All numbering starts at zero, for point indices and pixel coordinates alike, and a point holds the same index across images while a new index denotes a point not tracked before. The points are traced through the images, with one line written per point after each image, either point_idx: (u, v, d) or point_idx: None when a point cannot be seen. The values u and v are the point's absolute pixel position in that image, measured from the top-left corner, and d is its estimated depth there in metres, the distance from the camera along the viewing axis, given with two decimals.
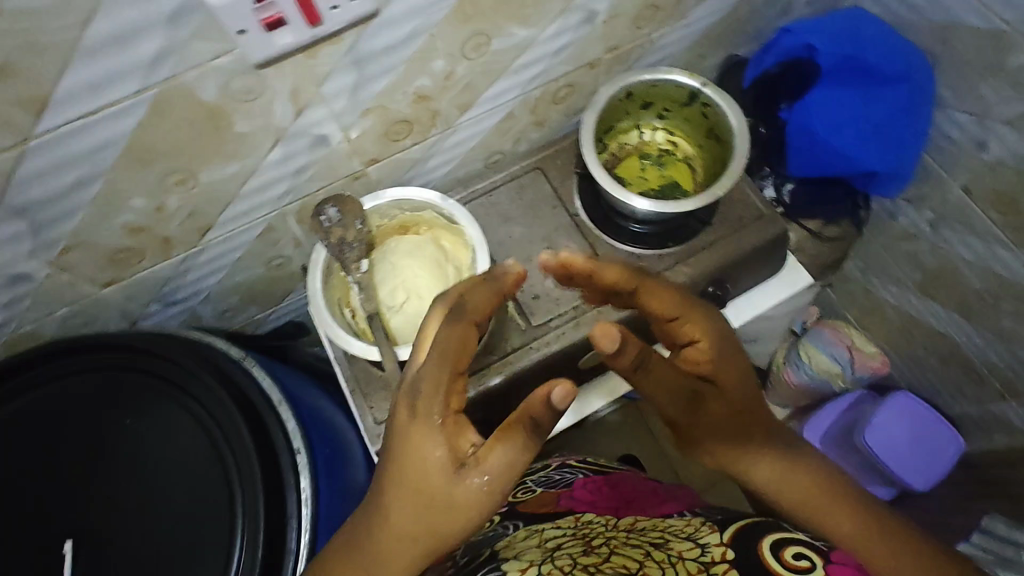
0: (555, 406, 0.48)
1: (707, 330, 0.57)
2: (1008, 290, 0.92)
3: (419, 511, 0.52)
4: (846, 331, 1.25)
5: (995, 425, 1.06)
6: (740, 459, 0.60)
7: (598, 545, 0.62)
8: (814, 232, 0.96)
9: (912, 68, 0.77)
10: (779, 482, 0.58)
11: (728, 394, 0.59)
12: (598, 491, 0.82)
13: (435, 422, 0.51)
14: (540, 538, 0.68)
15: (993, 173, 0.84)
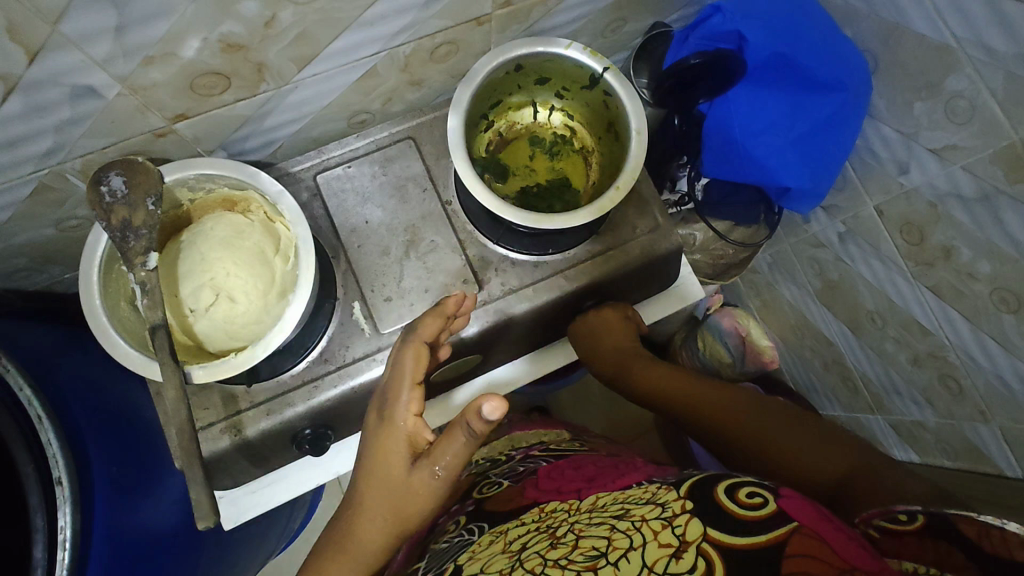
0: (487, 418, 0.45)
1: (622, 313, 0.74)
2: (895, 316, 0.89)
3: (384, 499, 0.50)
4: (744, 321, 1.21)
5: (859, 432, 1.08)
6: (672, 384, 0.71)
7: (562, 534, 0.48)
8: (721, 234, 0.89)
9: (848, 75, 0.66)
10: (691, 391, 0.69)
11: (653, 373, 0.73)
12: (564, 474, 0.64)
13: (395, 422, 0.50)
14: (502, 543, 0.52)
15: (907, 200, 0.78)
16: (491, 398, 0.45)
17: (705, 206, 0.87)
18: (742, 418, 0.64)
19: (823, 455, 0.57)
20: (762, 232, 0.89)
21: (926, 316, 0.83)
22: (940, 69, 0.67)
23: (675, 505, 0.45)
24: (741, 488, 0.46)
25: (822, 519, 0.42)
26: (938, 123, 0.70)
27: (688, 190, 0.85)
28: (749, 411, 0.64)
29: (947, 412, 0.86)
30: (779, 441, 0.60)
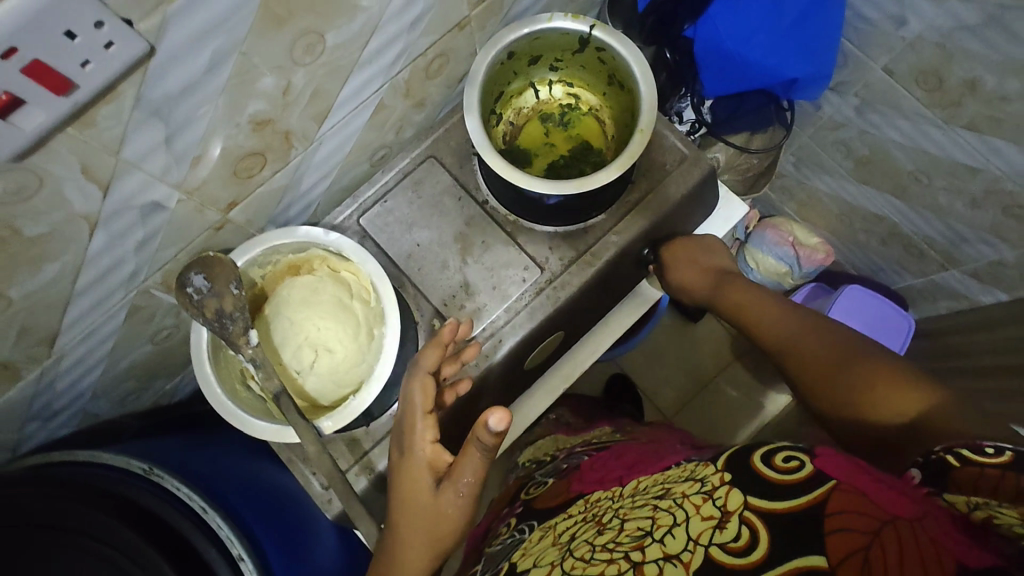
0: (494, 429, 0.46)
1: (695, 244, 0.74)
2: (936, 166, 0.88)
3: (419, 528, 0.52)
4: (788, 227, 1.21)
5: (939, 292, 1.07)
6: (753, 309, 0.70)
7: (607, 520, 0.49)
8: (743, 145, 0.89)
9: None
10: (772, 318, 0.68)
11: (735, 298, 0.72)
12: (605, 463, 0.63)
13: (414, 451, 0.52)
14: (552, 539, 0.52)
15: (913, 50, 0.78)
16: (496, 412, 0.47)
17: (718, 125, 0.88)
18: (815, 356, 0.62)
19: (908, 399, 0.52)
20: (779, 130, 0.90)
21: (970, 154, 0.82)
22: None
23: (714, 479, 0.45)
24: (776, 451, 0.44)
25: (860, 468, 0.41)
26: None
27: (697, 115, 0.86)
28: (828, 347, 0.61)
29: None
30: (858, 377, 0.57)
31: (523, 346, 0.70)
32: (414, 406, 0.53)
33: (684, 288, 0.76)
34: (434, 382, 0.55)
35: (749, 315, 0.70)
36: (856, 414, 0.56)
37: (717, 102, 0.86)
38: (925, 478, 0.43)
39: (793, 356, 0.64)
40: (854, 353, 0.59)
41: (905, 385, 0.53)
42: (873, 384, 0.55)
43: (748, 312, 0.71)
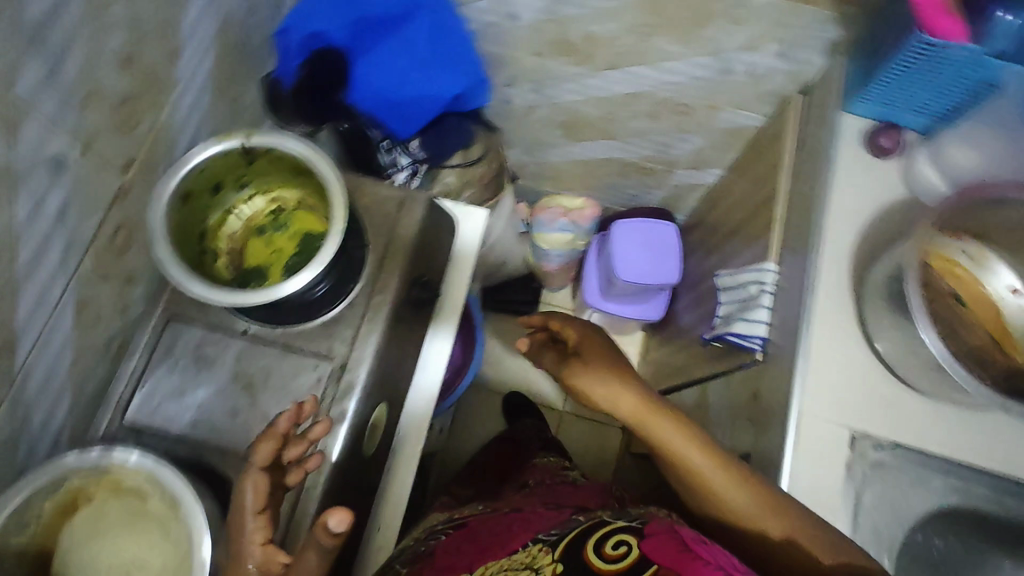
0: (333, 532, 0.44)
1: (573, 329, 0.77)
2: (611, 103, 1.07)
3: None
4: (555, 203, 1.36)
5: (678, 189, 1.29)
6: (689, 458, 0.63)
7: None
8: (463, 162, 1.03)
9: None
10: (705, 473, 0.61)
11: (592, 368, 0.72)
12: (463, 549, 0.63)
13: (245, 551, 0.49)
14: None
15: (537, 32, 0.94)
16: (337, 513, 0.45)
17: (437, 156, 0.99)
18: (740, 504, 0.60)
19: (752, 504, 0.60)
20: (480, 141, 1.06)
21: (624, 84, 1.00)
22: None
23: (548, 567, 0.55)
24: (608, 539, 0.55)
25: (684, 550, 0.52)
26: None
27: (415, 156, 0.96)
28: (749, 496, 0.60)
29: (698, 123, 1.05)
30: (757, 519, 0.59)
31: (352, 439, 0.68)
32: (250, 502, 0.50)
33: (541, 354, 0.82)
34: (267, 480, 0.51)
35: (669, 444, 0.64)
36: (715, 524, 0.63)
37: (421, 138, 0.97)
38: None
39: (713, 493, 0.61)
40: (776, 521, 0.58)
41: (741, 481, 0.61)
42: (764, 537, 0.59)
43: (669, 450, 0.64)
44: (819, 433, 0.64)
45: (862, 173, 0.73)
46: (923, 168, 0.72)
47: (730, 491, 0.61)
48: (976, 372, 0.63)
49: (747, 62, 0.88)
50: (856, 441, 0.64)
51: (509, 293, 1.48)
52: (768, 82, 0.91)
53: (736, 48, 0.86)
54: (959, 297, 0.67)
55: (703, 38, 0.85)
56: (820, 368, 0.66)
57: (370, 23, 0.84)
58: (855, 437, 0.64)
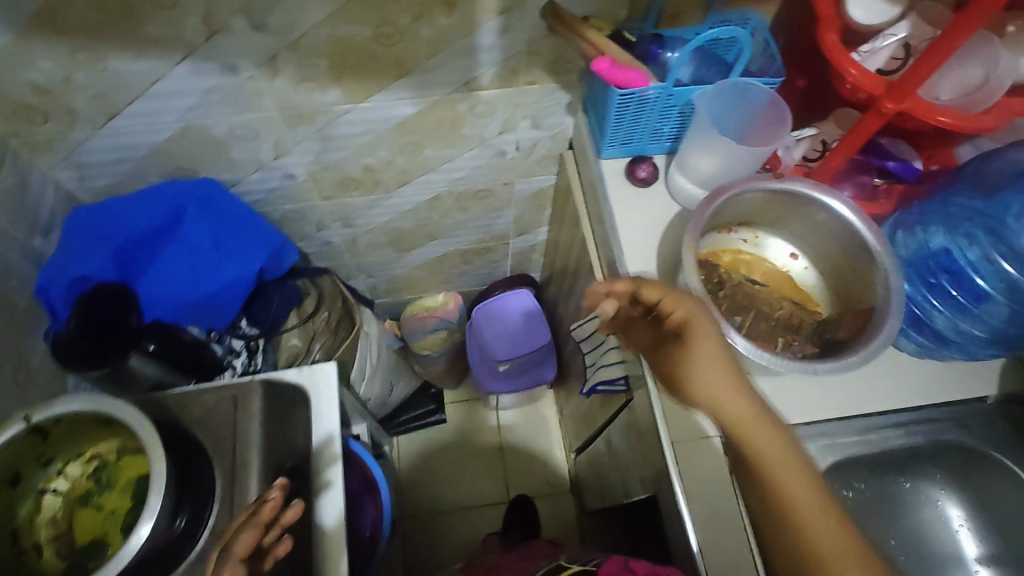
0: None
1: (676, 300, 0.62)
2: (421, 210, 1.12)
3: None
4: (418, 309, 1.39)
5: (521, 254, 1.36)
6: (790, 489, 0.57)
7: None
8: (301, 320, 1.02)
9: (171, 200, 0.84)
10: (795, 502, 0.57)
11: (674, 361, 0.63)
12: None
13: None
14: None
15: (319, 179, 0.97)
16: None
17: (268, 322, 0.98)
18: (814, 526, 0.56)
19: (846, 546, 0.55)
20: (313, 293, 1.06)
21: (421, 191, 1.05)
22: (204, 134, 0.83)
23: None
24: None
25: None
26: (252, 146, 0.87)
27: (244, 332, 0.95)
28: (840, 541, 0.55)
29: (504, 199, 1.13)
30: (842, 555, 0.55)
31: None
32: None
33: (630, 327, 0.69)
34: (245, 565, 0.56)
35: (760, 452, 0.59)
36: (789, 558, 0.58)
37: (249, 316, 0.97)
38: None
39: (797, 507, 0.57)
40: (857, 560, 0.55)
41: (808, 486, 0.57)
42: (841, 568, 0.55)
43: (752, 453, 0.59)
44: (693, 454, 0.67)
45: (634, 205, 0.81)
46: (682, 182, 0.79)
47: (795, 475, 0.57)
48: (791, 338, 0.70)
49: (513, 141, 0.97)
50: None
51: (412, 408, 1.45)
52: (539, 150, 1.00)
53: (497, 135, 0.94)
54: (751, 281, 0.74)
55: (464, 137, 0.93)
56: (672, 392, 0.69)
57: (138, 241, 0.82)
58: (727, 442, 0.67)
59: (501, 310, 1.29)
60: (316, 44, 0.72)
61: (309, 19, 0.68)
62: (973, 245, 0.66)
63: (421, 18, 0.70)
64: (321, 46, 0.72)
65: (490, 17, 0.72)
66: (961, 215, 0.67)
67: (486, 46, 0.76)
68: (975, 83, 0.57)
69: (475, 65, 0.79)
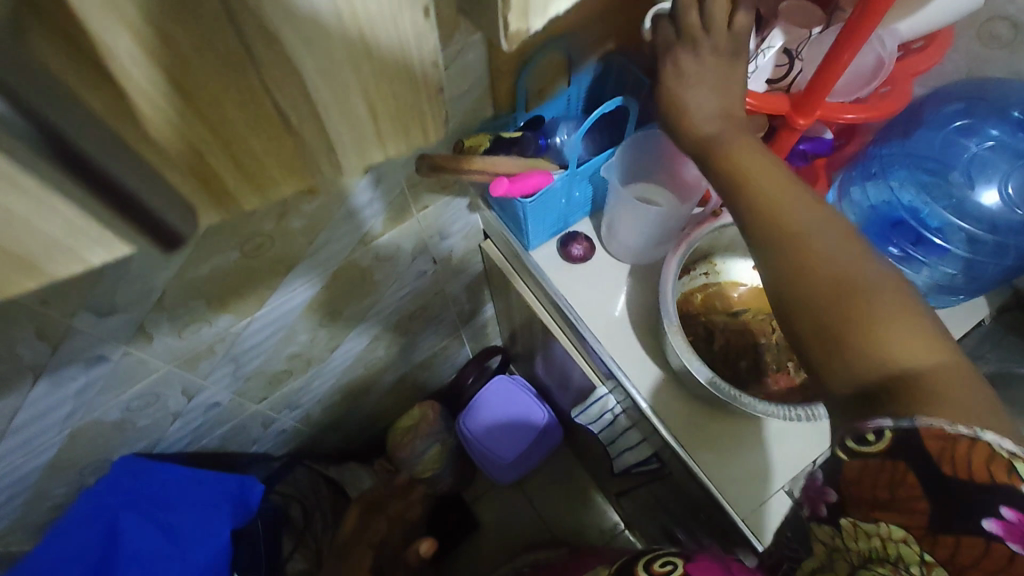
0: None
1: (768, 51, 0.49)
2: (365, 355, 1.02)
3: None
4: (398, 435, 1.27)
5: (476, 335, 1.28)
6: (848, 312, 0.38)
7: None
8: (296, 541, 0.91)
9: (93, 515, 0.73)
10: (857, 307, 0.38)
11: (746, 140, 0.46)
12: None
13: None
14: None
15: (247, 391, 0.86)
16: None
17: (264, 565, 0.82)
18: (900, 336, 0.37)
19: (909, 338, 0.37)
20: (294, 502, 0.95)
21: (357, 342, 0.96)
22: (99, 425, 0.70)
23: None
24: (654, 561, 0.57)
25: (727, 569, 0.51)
26: (160, 407, 0.75)
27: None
28: (918, 352, 0.36)
29: (441, 304, 1.05)
30: (923, 376, 0.36)
31: None
32: None
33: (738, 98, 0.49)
34: None
35: (809, 253, 0.40)
36: (848, 374, 0.38)
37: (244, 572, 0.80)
38: (830, 486, 0.41)
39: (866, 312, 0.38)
40: (961, 384, 0.36)
41: (894, 321, 0.37)
42: (940, 390, 0.35)
43: (805, 244, 0.40)
44: (767, 518, 0.62)
45: (587, 287, 0.75)
46: (615, 244, 0.74)
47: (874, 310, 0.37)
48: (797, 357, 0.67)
49: (429, 259, 0.89)
50: None
51: (442, 525, 1.35)
52: (457, 252, 0.93)
53: (411, 263, 0.86)
54: (732, 316, 0.70)
55: (378, 281, 0.85)
56: (716, 465, 0.65)
57: None
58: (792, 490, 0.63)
59: (488, 404, 1.23)
60: (182, 292, 0.61)
61: (164, 277, 0.58)
62: (911, 187, 0.62)
63: (285, 216, 0.62)
64: (189, 291, 0.62)
65: (358, 180, 0.64)
66: (901, 164, 0.63)
67: (366, 203, 0.68)
68: (871, 64, 0.55)
69: (362, 223, 0.71)
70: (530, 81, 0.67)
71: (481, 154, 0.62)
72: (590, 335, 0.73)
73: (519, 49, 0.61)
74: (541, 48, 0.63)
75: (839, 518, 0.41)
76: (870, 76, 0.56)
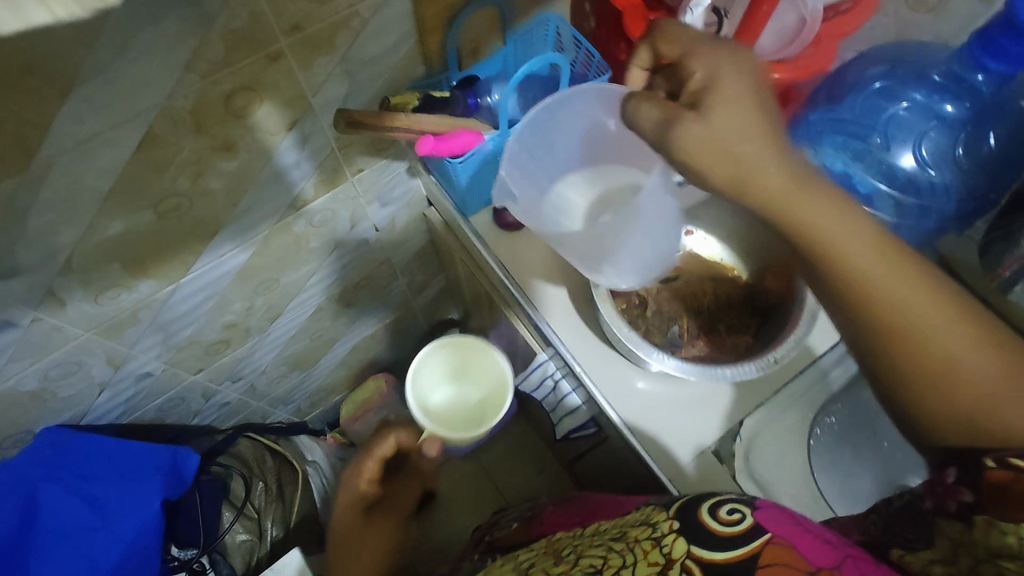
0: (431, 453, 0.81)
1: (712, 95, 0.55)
2: (309, 325, 1.00)
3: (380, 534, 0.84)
4: (351, 410, 1.27)
5: (429, 309, 1.28)
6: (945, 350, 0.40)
7: (563, 555, 0.54)
8: (236, 511, 0.90)
9: (19, 488, 0.72)
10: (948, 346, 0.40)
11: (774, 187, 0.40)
12: (568, 517, 0.71)
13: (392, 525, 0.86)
14: (515, 564, 0.58)
15: (180, 361, 0.83)
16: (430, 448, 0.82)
17: (204, 537, 0.86)
18: (907, 305, 0.40)
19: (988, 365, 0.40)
20: (235, 474, 0.94)
21: (299, 311, 0.94)
22: (16, 393, 0.68)
23: (665, 525, 0.48)
24: (720, 507, 0.47)
25: (795, 523, 0.44)
26: (85, 377, 0.73)
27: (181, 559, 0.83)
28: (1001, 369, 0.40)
29: (388, 274, 1.04)
30: (881, 240, 0.41)
31: None
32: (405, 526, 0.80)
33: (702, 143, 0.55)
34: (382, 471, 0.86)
35: (847, 263, 0.41)
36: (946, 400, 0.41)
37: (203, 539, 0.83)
38: (967, 485, 0.39)
39: (833, 251, 0.41)
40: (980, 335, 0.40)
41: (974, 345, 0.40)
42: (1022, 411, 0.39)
43: (816, 227, 0.40)
44: (695, 475, 0.64)
45: (523, 253, 0.75)
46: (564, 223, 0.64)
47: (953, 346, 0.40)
48: (729, 319, 0.67)
49: (370, 226, 0.87)
50: (720, 451, 0.65)
51: None
52: (400, 220, 0.91)
53: (349, 229, 0.84)
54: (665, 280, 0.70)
55: (316, 248, 0.82)
56: (646, 426, 0.66)
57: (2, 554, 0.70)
58: (717, 449, 0.65)
59: None
60: (94, 252, 0.58)
61: (69, 237, 0.55)
62: (835, 156, 0.62)
63: (202, 175, 0.59)
64: (102, 253, 0.59)
65: (281, 139, 0.62)
66: (825, 128, 0.63)
67: (293, 164, 0.66)
68: (792, 24, 0.55)
69: (291, 185, 0.69)
70: (461, 37, 0.65)
71: (409, 112, 0.61)
72: (526, 301, 0.73)
73: (445, 3, 0.59)
74: (469, 4, 0.61)
75: (974, 515, 0.38)
76: (792, 38, 0.56)
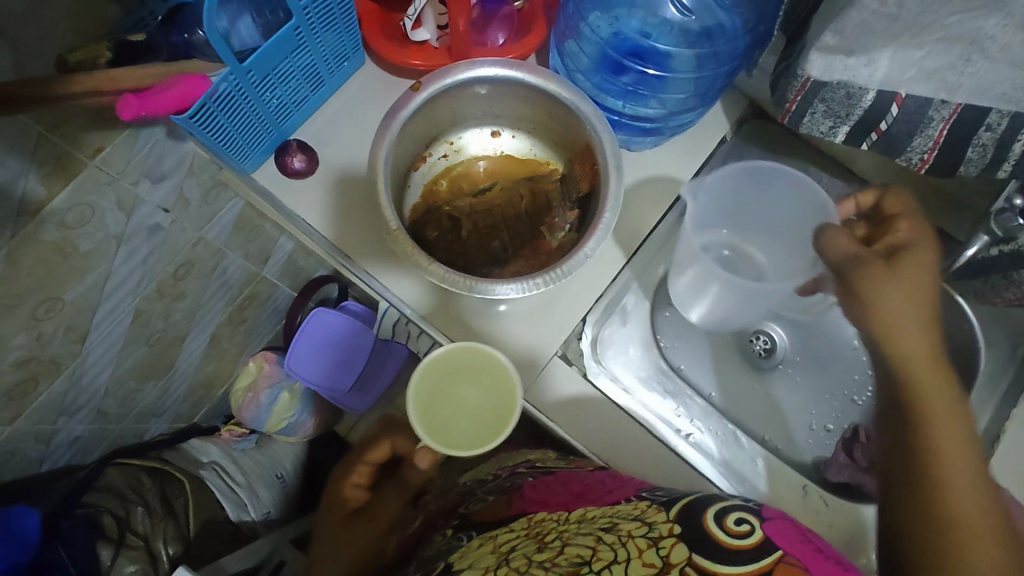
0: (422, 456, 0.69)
1: None
2: (138, 332, 0.89)
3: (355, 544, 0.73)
4: (237, 400, 1.19)
5: (287, 275, 1.17)
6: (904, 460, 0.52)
7: (549, 540, 0.50)
8: (116, 546, 0.82)
9: None
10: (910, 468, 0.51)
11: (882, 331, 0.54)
12: (553, 484, 0.62)
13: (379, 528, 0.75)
14: (493, 547, 0.54)
15: None
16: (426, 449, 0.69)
17: None
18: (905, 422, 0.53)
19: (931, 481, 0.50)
20: (106, 509, 0.85)
21: (114, 323, 0.83)
22: None
23: (663, 528, 0.47)
24: (726, 515, 0.48)
25: (803, 545, 0.46)
26: None
27: None
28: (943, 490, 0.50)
29: (212, 254, 0.92)
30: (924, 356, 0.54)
31: None
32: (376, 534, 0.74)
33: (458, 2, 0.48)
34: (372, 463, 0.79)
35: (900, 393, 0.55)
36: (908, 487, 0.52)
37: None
38: None
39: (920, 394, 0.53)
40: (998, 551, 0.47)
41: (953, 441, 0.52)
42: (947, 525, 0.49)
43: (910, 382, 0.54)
44: (544, 385, 0.65)
45: (323, 204, 0.67)
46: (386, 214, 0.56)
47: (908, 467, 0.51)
48: (551, 220, 0.64)
49: (154, 209, 0.75)
50: (567, 353, 0.66)
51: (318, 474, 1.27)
52: (192, 193, 0.79)
53: (127, 220, 0.72)
54: (478, 194, 0.66)
55: (92, 251, 0.70)
56: None
57: None
58: (565, 353, 0.66)
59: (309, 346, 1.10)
60: None
61: None
62: (632, 13, 0.62)
63: None
64: None
65: None
66: None
67: None
68: None
69: (5, 189, 0.56)
70: None
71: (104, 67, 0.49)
72: (338, 253, 0.67)
73: None
74: None
75: None
76: None
